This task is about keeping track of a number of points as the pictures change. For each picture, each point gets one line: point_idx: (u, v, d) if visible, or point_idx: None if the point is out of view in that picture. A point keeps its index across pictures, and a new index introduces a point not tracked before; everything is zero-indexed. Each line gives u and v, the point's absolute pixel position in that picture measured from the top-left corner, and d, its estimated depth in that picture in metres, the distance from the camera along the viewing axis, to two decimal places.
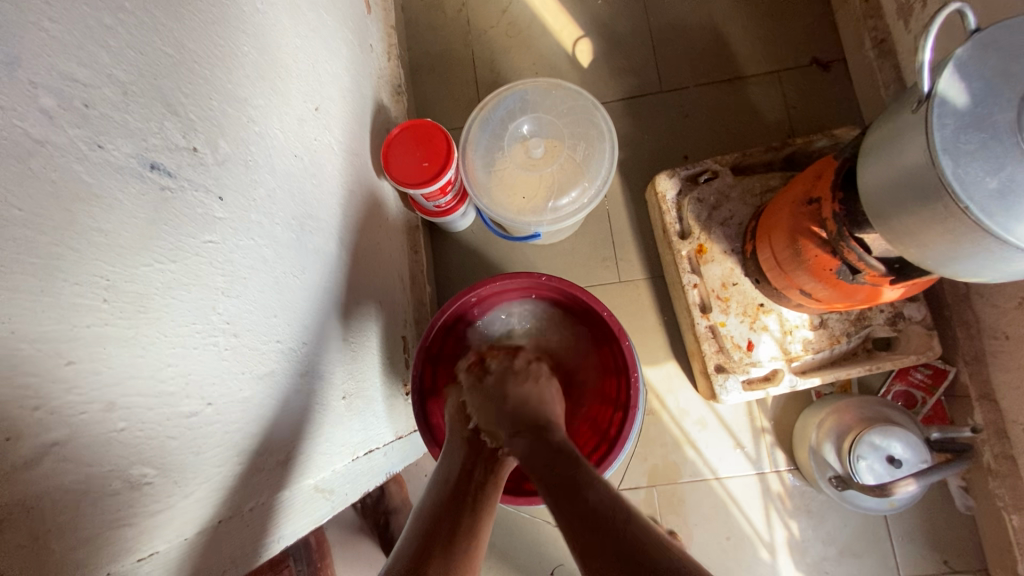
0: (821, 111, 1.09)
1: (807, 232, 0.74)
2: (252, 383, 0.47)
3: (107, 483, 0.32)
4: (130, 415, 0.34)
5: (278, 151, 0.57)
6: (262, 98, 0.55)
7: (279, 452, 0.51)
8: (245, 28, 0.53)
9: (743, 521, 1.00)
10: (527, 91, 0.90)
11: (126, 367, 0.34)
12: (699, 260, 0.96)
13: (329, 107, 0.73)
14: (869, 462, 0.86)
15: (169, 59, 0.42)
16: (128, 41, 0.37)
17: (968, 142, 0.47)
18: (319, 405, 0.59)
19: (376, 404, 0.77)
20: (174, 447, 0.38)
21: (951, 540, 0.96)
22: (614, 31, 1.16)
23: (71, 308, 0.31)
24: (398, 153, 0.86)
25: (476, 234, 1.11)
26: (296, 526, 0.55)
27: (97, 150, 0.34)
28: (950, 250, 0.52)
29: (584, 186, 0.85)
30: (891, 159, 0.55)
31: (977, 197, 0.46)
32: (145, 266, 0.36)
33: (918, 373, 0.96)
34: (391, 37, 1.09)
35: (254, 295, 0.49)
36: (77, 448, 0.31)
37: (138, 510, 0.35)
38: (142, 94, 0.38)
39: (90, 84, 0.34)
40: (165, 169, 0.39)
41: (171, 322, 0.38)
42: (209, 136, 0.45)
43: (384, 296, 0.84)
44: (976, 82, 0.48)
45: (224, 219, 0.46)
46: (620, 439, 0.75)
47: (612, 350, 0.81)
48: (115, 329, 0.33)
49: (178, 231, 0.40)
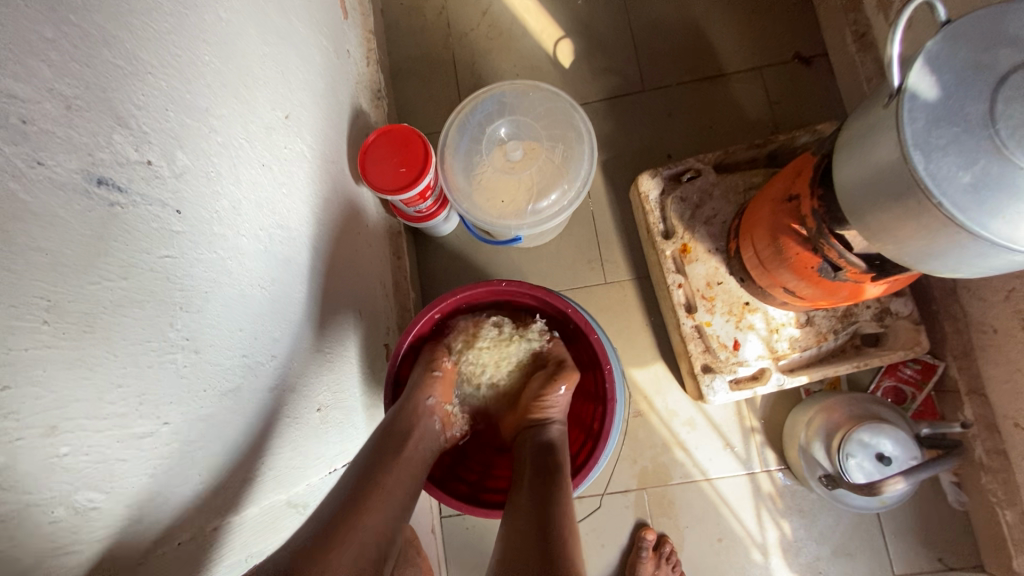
0: (805, 107, 1.08)
1: (788, 230, 0.73)
2: (215, 399, 0.46)
3: (46, 511, 0.31)
4: (75, 439, 0.33)
5: (244, 161, 0.56)
6: (226, 107, 0.54)
7: (245, 469, 0.50)
8: (206, 37, 0.52)
9: (734, 522, 0.99)
10: (505, 94, 0.89)
11: (71, 390, 0.33)
12: (683, 259, 0.95)
13: (301, 115, 0.72)
14: (858, 460, 0.85)
15: (120, 71, 0.41)
16: (74, 54, 0.36)
17: (940, 136, 0.47)
18: (289, 418, 0.58)
19: (356, 414, 0.76)
20: (126, 470, 0.37)
21: (944, 537, 0.95)
22: (595, 30, 1.15)
23: (9, 331, 0.30)
24: (375, 159, 0.85)
25: (460, 239, 1.10)
26: (265, 543, 0.54)
27: (38, 167, 0.33)
28: (925, 247, 0.51)
29: (564, 188, 0.84)
30: (864, 155, 0.54)
31: (950, 193, 0.46)
32: (91, 284, 0.35)
33: (907, 368, 0.96)
34: (371, 41, 1.08)
35: (217, 309, 0.48)
36: (15, 476, 0.30)
37: (83, 537, 0.34)
38: (89, 108, 0.37)
39: (30, 100, 0.33)
40: (114, 184, 0.38)
41: (122, 342, 0.37)
42: (166, 148, 0.45)
43: (364, 304, 0.83)
44: (946, 76, 0.47)
45: (183, 233, 0.45)
46: (604, 434, 0.74)
47: (588, 345, 0.80)
48: (59, 351, 0.32)
49: (129, 247, 0.39)
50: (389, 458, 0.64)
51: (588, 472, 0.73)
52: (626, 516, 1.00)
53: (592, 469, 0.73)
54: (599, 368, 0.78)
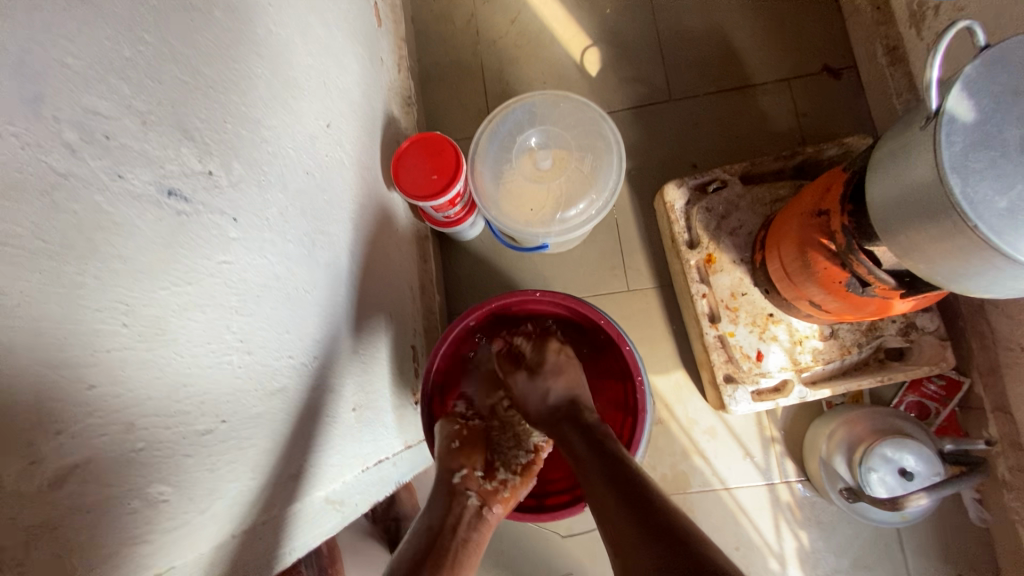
0: (832, 119, 1.08)
1: (816, 245, 0.74)
2: (266, 398, 0.48)
3: (125, 502, 0.34)
4: (148, 435, 0.35)
5: (290, 169, 0.59)
6: (275, 117, 0.57)
7: (290, 466, 0.52)
8: (259, 51, 0.55)
9: (752, 532, 0.99)
10: (535, 103, 0.90)
11: (144, 389, 0.35)
12: (707, 269, 0.96)
13: (340, 123, 0.74)
14: (880, 474, 0.85)
15: (186, 86, 0.43)
16: (147, 72, 0.39)
17: (976, 160, 0.47)
18: (329, 418, 0.60)
19: (385, 414, 0.78)
20: (189, 465, 0.39)
21: (966, 554, 0.95)
22: (623, 40, 1.16)
23: (93, 334, 0.32)
24: (408, 165, 0.87)
25: (485, 244, 1.11)
26: (306, 537, 0.56)
27: (118, 180, 0.35)
28: (958, 267, 0.51)
29: (592, 198, 0.86)
30: (899, 174, 0.54)
31: (986, 216, 0.46)
32: (162, 289, 0.37)
33: (931, 384, 0.95)
34: (402, 48, 1.11)
35: (267, 312, 0.50)
36: (97, 469, 0.32)
37: (155, 528, 0.36)
38: (160, 122, 0.39)
39: (110, 116, 0.35)
40: (182, 194, 0.41)
41: (187, 344, 0.39)
42: (224, 159, 0.47)
43: (394, 307, 0.85)
44: (984, 100, 0.48)
45: (238, 239, 0.47)
46: (634, 443, 0.76)
47: (615, 353, 0.82)
48: (135, 353, 0.35)
49: (193, 254, 0.41)
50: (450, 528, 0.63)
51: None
52: None
53: None
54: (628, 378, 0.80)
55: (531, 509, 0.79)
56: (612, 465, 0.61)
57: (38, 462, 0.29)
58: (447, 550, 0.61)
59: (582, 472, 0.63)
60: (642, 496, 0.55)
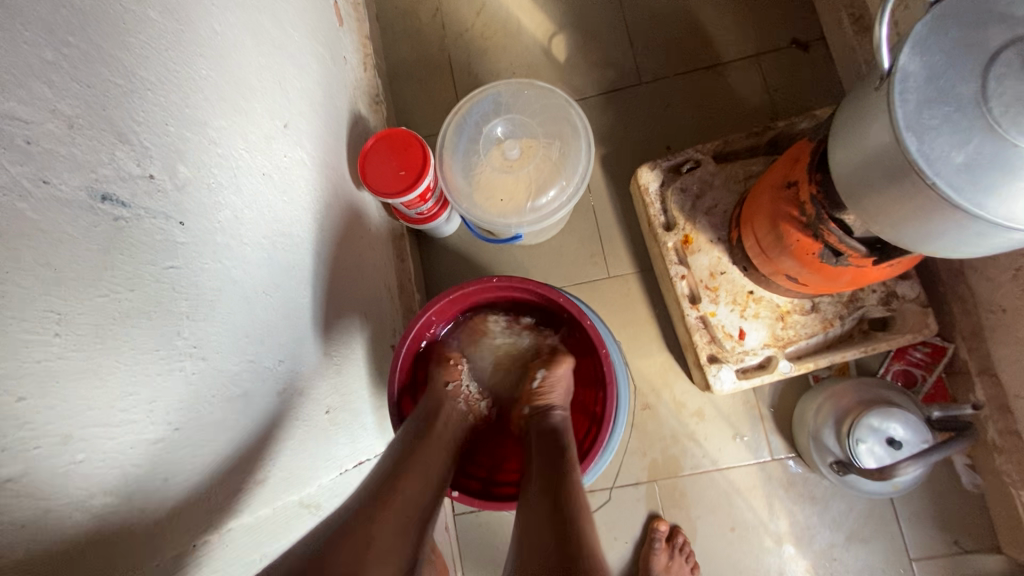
0: (803, 92, 1.07)
1: (787, 217, 0.73)
2: (224, 404, 0.47)
3: (66, 515, 0.33)
4: (89, 447, 0.34)
5: (244, 171, 0.58)
6: (224, 119, 0.56)
7: (257, 470, 0.51)
8: (203, 51, 0.53)
9: (746, 511, 0.99)
10: (501, 93, 0.89)
11: (82, 400, 0.34)
12: (685, 250, 0.95)
13: (300, 123, 0.73)
14: (869, 445, 0.85)
15: (119, 88, 0.42)
16: (74, 74, 0.37)
17: (932, 116, 0.46)
18: (299, 421, 0.59)
19: (365, 416, 0.77)
20: (139, 475, 0.38)
21: (961, 520, 0.94)
22: (590, 25, 1.15)
23: (21, 345, 0.31)
24: (375, 164, 0.86)
25: (463, 239, 1.11)
26: (280, 542, 0.56)
27: (42, 186, 0.34)
28: (922, 228, 0.51)
29: (562, 184, 0.85)
30: (859, 138, 0.54)
31: (944, 172, 0.46)
32: (99, 297, 0.36)
33: (917, 351, 0.95)
34: (367, 47, 1.09)
35: (223, 317, 0.49)
36: (32, 483, 0.31)
37: (101, 540, 0.35)
38: (90, 126, 0.38)
39: (31, 120, 0.34)
40: (118, 199, 0.40)
41: (130, 351, 0.38)
42: (167, 162, 0.46)
43: (369, 307, 0.84)
44: (935, 55, 0.47)
45: (187, 244, 0.46)
46: (608, 416, 0.73)
47: (582, 332, 0.80)
48: (70, 362, 0.34)
49: (134, 260, 0.40)
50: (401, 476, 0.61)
51: (595, 457, 0.72)
52: (638, 509, 1.00)
53: (597, 453, 0.72)
54: (596, 355, 0.77)
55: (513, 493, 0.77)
56: (555, 514, 0.55)
57: None
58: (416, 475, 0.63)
59: (536, 546, 0.53)
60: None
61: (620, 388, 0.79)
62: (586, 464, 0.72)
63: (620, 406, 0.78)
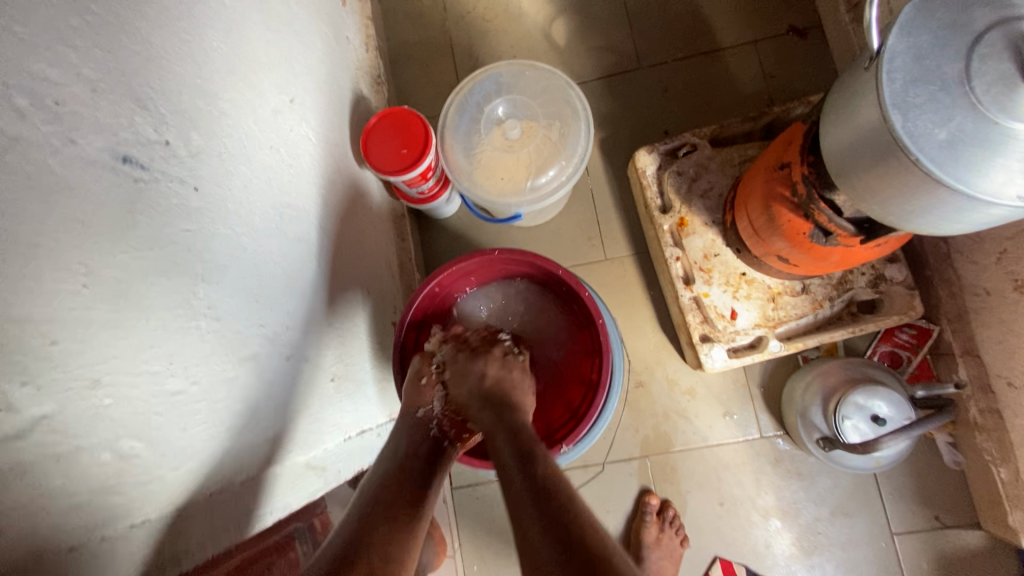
0: (800, 80, 1.09)
1: (779, 198, 0.75)
2: (238, 363, 0.49)
3: (96, 454, 0.35)
4: (116, 392, 0.36)
5: (253, 143, 0.59)
6: (234, 92, 0.57)
7: (267, 429, 0.54)
8: (213, 24, 0.54)
9: (735, 486, 1.02)
10: (502, 74, 0.91)
11: (110, 349, 0.36)
12: (680, 233, 0.98)
13: (305, 99, 0.75)
14: (854, 422, 0.88)
15: (137, 56, 0.43)
16: (95, 40, 0.39)
17: (917, 95, 0.49)
18: (307, 387, 0.61)
19: (367, 387, 0.79)
20: (161, 423, 0.40)
21: (941, 496, 0.98)
22: (590, 9, 1.16)
23: (54, 293, 0.33)
24: (378, 142, 0.87)
25: (463, 220, 1.12)
26: (289, 500, 0.58)
27: (70, 145, 0.35)
28: (907, 204, 0.53)
29: (562, 165, 0.87)
30: (848, 118, 0.56)
31: (927, 148, 0.48)
32: (122, 254, 0.38)
33: (903, 333, 0.98)
34: (369, 27, 1.10)
35: (235, 282, 0.51)
36: (66, 421, 0.33)
37: (127, 480, 0.37)
38: (111, 90, 0.40)
39: (59, 82, 0.35)
40: (138, 161, 0.41)
41: (150, 306, 0.40)
42: (182, 130, 0.47)
43: (371, 283, 0.86)
44: (922, 37, 0.49)
45: (201, 209, 0.48)
46: (603, 382, 0.75)
47: (579, 304, 0.83)
48: (98, 312, 0.36)
49: (153, 221, 0.42)
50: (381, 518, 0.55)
51: (590, 421, 0.75)
52: (630, 483, 1.03)
53: (593, 417, 0.75)
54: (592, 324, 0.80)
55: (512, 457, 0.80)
56: (546, 526, 0.47)
57: (7, 410, 0.30)
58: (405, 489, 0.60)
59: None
60: (584, 552, 0.44)
61: (615, 360, 0.82)
62: (583, 426, 0.75)
63: (614, 375, 0.81)
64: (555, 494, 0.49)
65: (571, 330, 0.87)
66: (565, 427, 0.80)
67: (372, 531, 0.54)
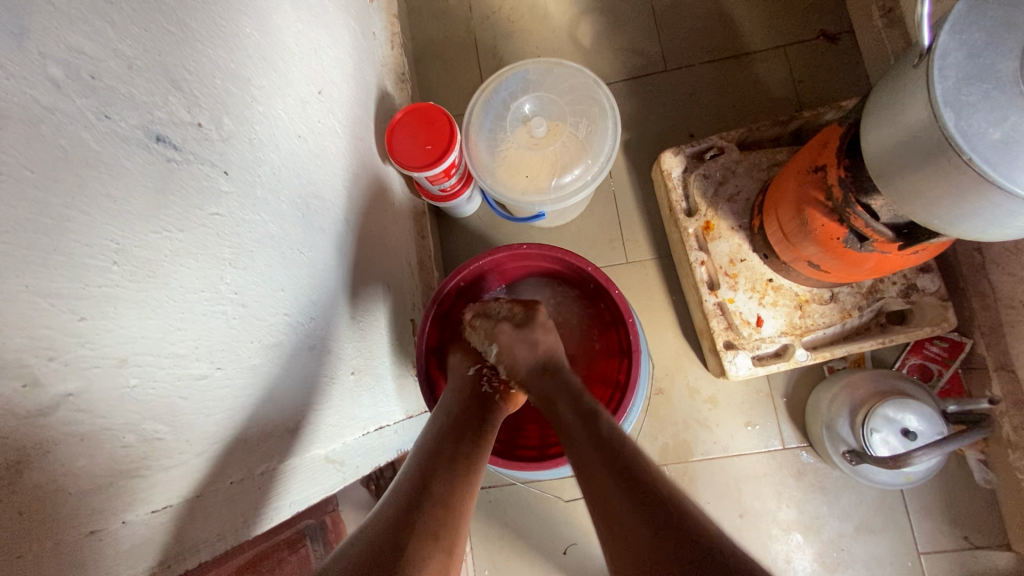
0: (829, 85, 1.07)
1: (812, 201, 0.73)
2: (262, 351, 0.49)
3: (119, 436, 0.34)
4: (141, 373, 0.36)
5: (282, 131, 0.58)
6: (265, 79, 0.56)
7: (288, 420, 0.53)
8: (247, 12, 0.54)
9: (755, 499, 0.99)
10: (529, 71, 0.90)
11: (137, 329, 0.35)
12: (705, 237, 0.96)
13: (332, 92, 0.74)
14: (883, 435, 0.85)
15: (173, 36, 0.42)
16: (133, 17, 0.38)
17: (970, 94, 0.47)
18: (328, 378, 0.61)
19: (386, 382, 0.78)
20: (186, 407, 0.39)
21: (972, 516, 0.94)
22: (617, 11, 1.15)
23: (83, 268, 0.32)
24: (402, 138, 0.87)
25: (483, 220, 1.11)
26: (306, 493, 0.57)
27: (104, 120, 0.35)
28: (954, 208, 0.51)
29: (588, 164, 0.85)
30: (894, 117, 0.54)
31: (980, 148, 0.46)
32: (154, 232, 0.37)
33: (933, 346, 0.95)
34: (394, 25, 1.10)
35: (261, 268, 0.50)
36: (91, 400, 0.32)
37: (151, 463, 0.37)
38: (147, 69, 0.39)
39: (95, 56, 0.34)
40: (170, 141, 0.40)
41: (178, 288, 0.39)
42: (213, 113, 0.47)
43: (392, 278, 0.85)
44: (976, 34, 0.48)
45: (230, 193, 0.47)
46: (632, 383, 0.74)
47: (605, 304, 0.81)
48: (127, 291, 0.35)
49: (185, 201, 0.41)
50: (453, 437, 0.60)
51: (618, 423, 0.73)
52: None
53: (621, 418, 0.73)
54: (620, 324, 0.79)
55: (534, 460, 0.78)
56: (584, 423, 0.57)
57: (31, 386, 0.29)
58: (467, 434, 0.61)
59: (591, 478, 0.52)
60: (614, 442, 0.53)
61: (641, 363, 0.80)
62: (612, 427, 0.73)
63: (642, 378, 0.79)
64: (623, 449, 0.52)
65: (596, 329, 0.86)
66: None
67: (443, 457, 0.56)
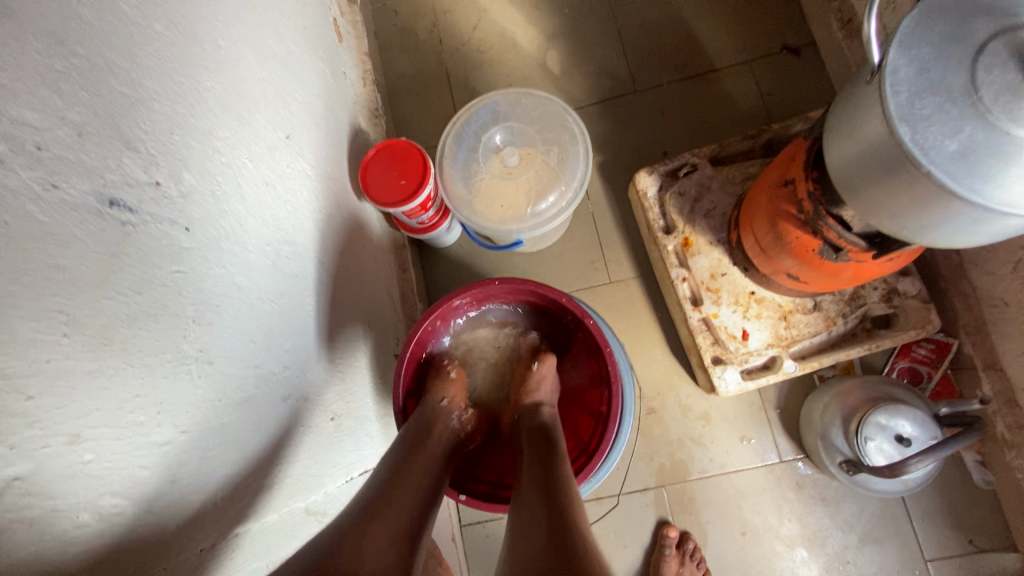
0: (796, 96, 1.09)
1: (785, 215, 0.74)
2: (230, 409, 0.48)
3: (74, 516, 0.33)
4: (97, 447, 0.35)
5: (247, 179, 0.58)
6: (229, 131, 0.56)
7: (262, 476, 0.51)
8: (207, 65, 0.54)
9: (756, 515, 0.97)
10: (498, 102, 0.91)
11: (91, 403, 0.34)
12: (685, 253, 0.96)
13: (301, 135, 0.75)
14: (877, 443, 0.84)
15: (127, 98, 0.42)
16: (82, 84, 0.38)
17: (923, 107, 0.47)
18: (305, 428, 0.60)
19: (369, 424, 0.77)
20: (147, 477, 0.38)
21: (975, 519, 0.93)
22: (585, 36, 1.17)
23: (32, 344, 0.31)
24: (376, 175, 0.87)
25: (465, 248, 1.11)
26: (285, 548, 0.57)
27: (52, 190, 0.34)
28: (920, 217, 0.51)
29: (562, 190, 0.86)
30: (853, 132, 0.55)
31: (938, 160, 0.46)
32: (107, 298, 0.36)
33: (920, 348, 0.95)
34: (366, 63, 1.11)
35: (228, 321, 0.49)
36: (41, 481, 0.31)
37: (109, 540, 0.36)
38: (99, 134, 0.39)
39: (42, 127, 0.34)
40: (126, 204, 0.40)
41: (137, 356, 0.38)
42: (173, 170, 0.46)
43: (372, 316, 0.85)
44: (924, 49, 0.49)
45: (192, 249, 0.46)
46: (615, 412, 0.73)
47: (585, 331, 0.81)
48: (79, 362, 0.34)
49: (142, 264, 0.40)
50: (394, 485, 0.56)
51: (603, 455, 0.72)
52: (647, 515, 0.99)
53: (605, 451, 0.72)
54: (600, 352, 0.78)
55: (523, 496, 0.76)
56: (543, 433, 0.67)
57: None
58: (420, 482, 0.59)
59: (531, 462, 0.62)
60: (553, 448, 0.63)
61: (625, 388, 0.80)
62: (597, 460, 0.71)
63: (626, 405, 0.79)
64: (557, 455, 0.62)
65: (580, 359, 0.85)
66: (576, 461, 0.77)
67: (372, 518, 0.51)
